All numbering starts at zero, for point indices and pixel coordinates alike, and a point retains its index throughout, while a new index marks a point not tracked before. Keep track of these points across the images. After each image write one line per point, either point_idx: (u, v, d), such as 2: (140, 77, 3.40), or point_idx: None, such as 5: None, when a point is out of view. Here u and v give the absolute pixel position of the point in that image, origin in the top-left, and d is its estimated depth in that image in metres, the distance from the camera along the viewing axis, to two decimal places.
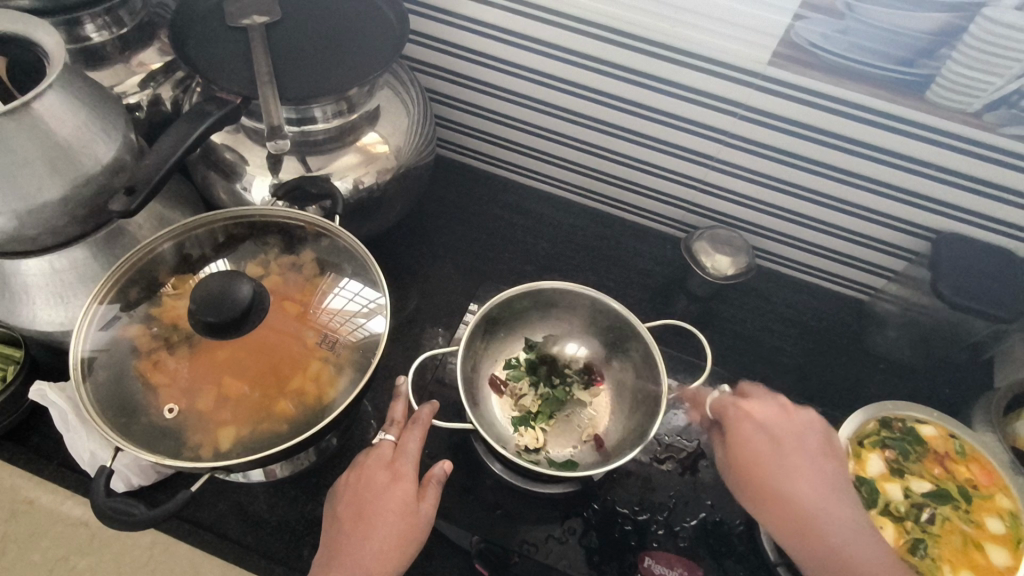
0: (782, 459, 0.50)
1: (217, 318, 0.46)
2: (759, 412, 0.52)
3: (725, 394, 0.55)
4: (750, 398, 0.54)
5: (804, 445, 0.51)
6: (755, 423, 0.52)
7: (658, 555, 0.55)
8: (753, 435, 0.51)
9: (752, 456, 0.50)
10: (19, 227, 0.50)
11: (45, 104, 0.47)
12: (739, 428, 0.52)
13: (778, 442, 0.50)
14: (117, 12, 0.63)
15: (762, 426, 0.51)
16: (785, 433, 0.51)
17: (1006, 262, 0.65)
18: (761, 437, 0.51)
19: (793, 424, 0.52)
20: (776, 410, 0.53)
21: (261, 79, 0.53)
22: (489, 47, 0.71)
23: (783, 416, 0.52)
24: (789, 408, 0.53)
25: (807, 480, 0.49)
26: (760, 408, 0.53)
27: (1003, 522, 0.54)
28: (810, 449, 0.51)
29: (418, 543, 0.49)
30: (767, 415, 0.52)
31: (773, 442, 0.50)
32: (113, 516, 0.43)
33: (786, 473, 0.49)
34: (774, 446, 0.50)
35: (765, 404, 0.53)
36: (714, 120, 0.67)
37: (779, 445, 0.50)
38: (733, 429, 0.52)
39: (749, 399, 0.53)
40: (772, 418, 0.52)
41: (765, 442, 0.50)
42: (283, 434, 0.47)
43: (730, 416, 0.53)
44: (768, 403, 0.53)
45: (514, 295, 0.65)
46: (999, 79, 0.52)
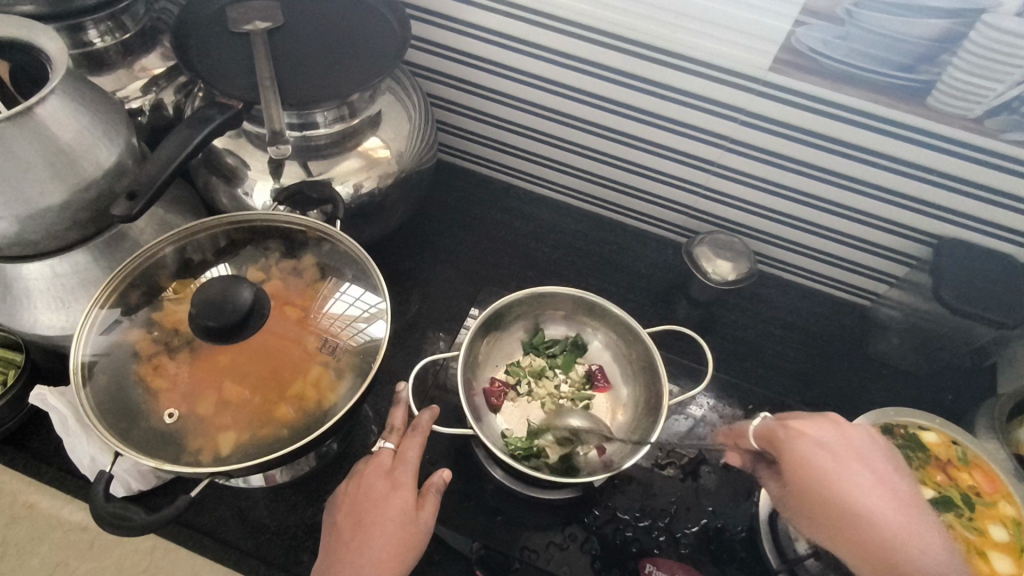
0: (846, 472, 0.46)
1: (218, 323, 0.46)
2: (814, 430, 0.49)
3: (770, 420, 0.53)
4: (800, 419, 0.51)
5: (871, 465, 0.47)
6: (813, 441, 0.48)
7: (660, 562, 0.55)
8: (809, 450, 0.48)
9: (812, 472, 0.47)
10: (22, 231, 0.50)
11: (48, 108, 0.48)
12: (787, 444, 0.50)
13: (840, 457, 0.47)
14: (120, 18, 0.63)
15: (817, 441, 0.48)
16: (846, 449, 0.48)
17: (1008, 268, 0.65)
18: (821, 453, 0.48)
19: (851, 445, 0.48)
20: (833, 428, 0.50)
21: (262, 84, 0.53)
22: (490, 53, 0.71)
23: (836, 431, 0.49)
24: (840, 424, 0.50)
25: (884, 500, 0.45)
26: (810, 422, 0.50)
27: (1007, 530, 0.53)
28: (876, 468, 0.47)
29: (418, 550, 0.49)
30: (823, 431, 0.49)
31: (837, 459, 0.47)
32: (111, 520, 0.43)
33: (863, 491, 0.45)
34: (837, 464, 0.47)
35: (816, 422, 0.50)
36: (716, 125, 0.67)
37: (841, 460, 0.47)
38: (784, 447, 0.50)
39: (801, 420, 0.51)
40: (829, 433, 0.49)
41: (827, 456, 0.47)
42: (283, 440, 0.47)
43: (782, 435, 0.50)
44: (818, 421, 0.50)
45: (514, 301, 0.65)
46: (1000, 85, 0.52)
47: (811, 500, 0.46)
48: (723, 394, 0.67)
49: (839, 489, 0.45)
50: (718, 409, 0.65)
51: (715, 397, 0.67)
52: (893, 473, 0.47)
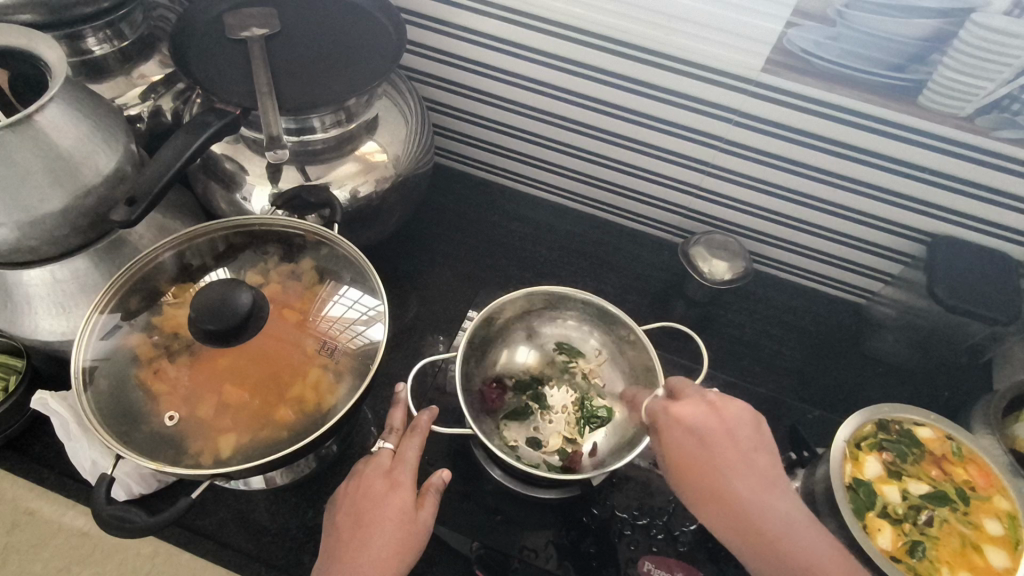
0: (721, 461, 0.46)
1: (218, 326, 0.46)
2: (688, 415, 0.49)
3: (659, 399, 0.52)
4: (680, 402, 0.50)
5: (736, 443, 0.47)
6: (687, 431, 0.48)
7: (658, 560, 0.55)
8: (682, 441, 0.48)
9: (689, 465, 0.47)
10: (22, 237, 0.50)
11: (48, 115, 0.48)
12: (670, 434, 0.49)
13: (711, 443, 0.47)
14: (119, 26, 0.64)
15: (692, 430, 0.48)
16: (716, 434, 0.47)
17: (1001, 265, 0.65)
18: (690, 441, 0.48)
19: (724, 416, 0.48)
20: (704, 409, 0.49)
21: (262, 90, 0.54)
22: (486, 57, 0.71)
23: (709, 414, 0.48)
24: (712, 404, 0.49)
25: (746, 483, 0.46)
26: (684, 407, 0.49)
27: (1002, 524, 0.54)
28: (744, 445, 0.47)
29: (417, 549, 0.50)
30: (695, 418, 0.48)
31: (705, 446, 0.47)
32: (114, 523, 0.43)
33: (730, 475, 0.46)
34: (705, 450, 0.47)
35: (691, 405, 0.50)
36: (710, 126, 0.68)
37: (714, 450, 0.47)
38: (667, 438, 0.49)
39: (677, 404, 0.50)
40: (699, 416, 0.48)
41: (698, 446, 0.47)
42: (281, 442, 0.48)
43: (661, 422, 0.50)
44: (692, 402, 0.50)
45: (512, 301, 0.65)
46: (990, 83, 0.53)
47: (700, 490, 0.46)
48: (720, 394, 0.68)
49: (714, 479, 0.46)
50: None
51: None
52: (757, 447, 0.48)
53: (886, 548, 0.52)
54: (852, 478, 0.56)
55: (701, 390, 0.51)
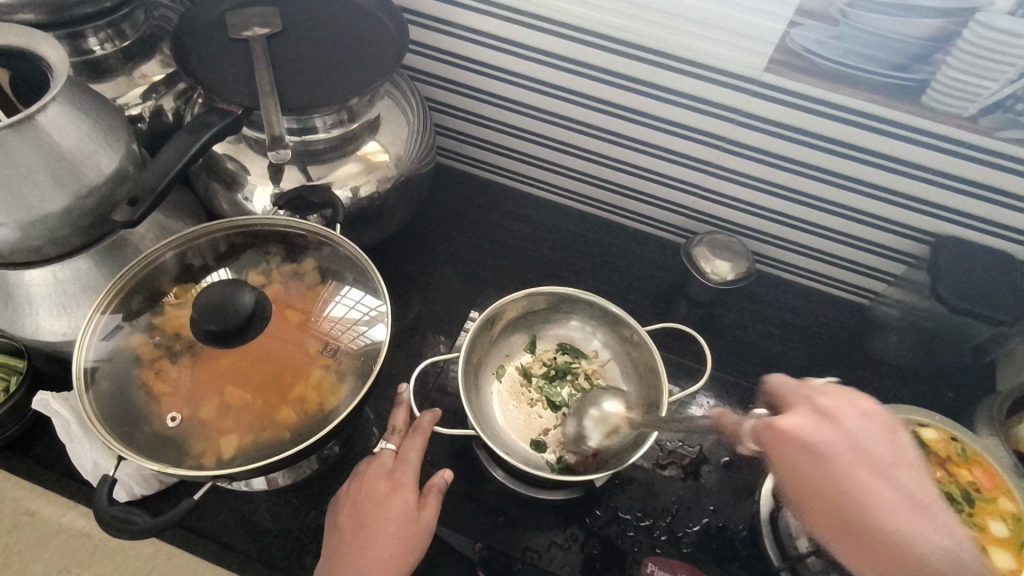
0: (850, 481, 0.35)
1: (220, 327, 0.46)
2: (797, 427, 0.38)
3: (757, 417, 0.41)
4: (785, 414, 0.39)
5: (869, 459, 0.36)
6: (803, 449, 0.37)
7: (661, 561, 0.55)
8: (802, 463, 0.37)
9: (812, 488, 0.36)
10: (24, 237, 0.50)
11: (50, 115, 0.48)
12: (782, 453, 0.38)
13: (835, 461, 0.36)
14: (120, 26, 0.64)
15: (808, 445, 0.37)
16: (844, 452, 0.36)
17: (1005, 266, 0.65)
18: (809, 459, 0.36)
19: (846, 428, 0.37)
20: (827, 423, 0.37)
21: (263, 91, 0.54)
22: (487, 57, 0.71)
23: (827, 426, 0.37)
24: (829, 412, 0.38)
25: (887, 501, 0.35)
26: (796, 418, 0.38)
27: (1007, 525, 0.53)
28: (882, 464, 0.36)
29: (418, 550, 0.50)
30: (810, 430, 0.37)
31: (828, 465, 0.36)
32: (114, 524, 0.43)
33: (865, 495, 0.35)
34: (825, 466, 0.36)
35: (799, 415, 0.38)
36: (712, 126, 0.67)
37: (838, 466, 0.36)
38: (778, 457, 0.38)
39: (784, 416, 0.38)
40: (818, 430, 0.37)
41: (816, 461, 0.36)
42: (284, 443, 0.47)
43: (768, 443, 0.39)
44: (803, 413, 0.39)
45: (515, 301, 0.65)
46: (995, 83, 0.53)
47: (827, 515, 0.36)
48: (723, 394, 0.68)
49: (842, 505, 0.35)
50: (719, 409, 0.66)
51: (715, 396, 0.68)
52: (897, 460, 0.36)
53: None
54: None
55: (813, 395, 0.40)
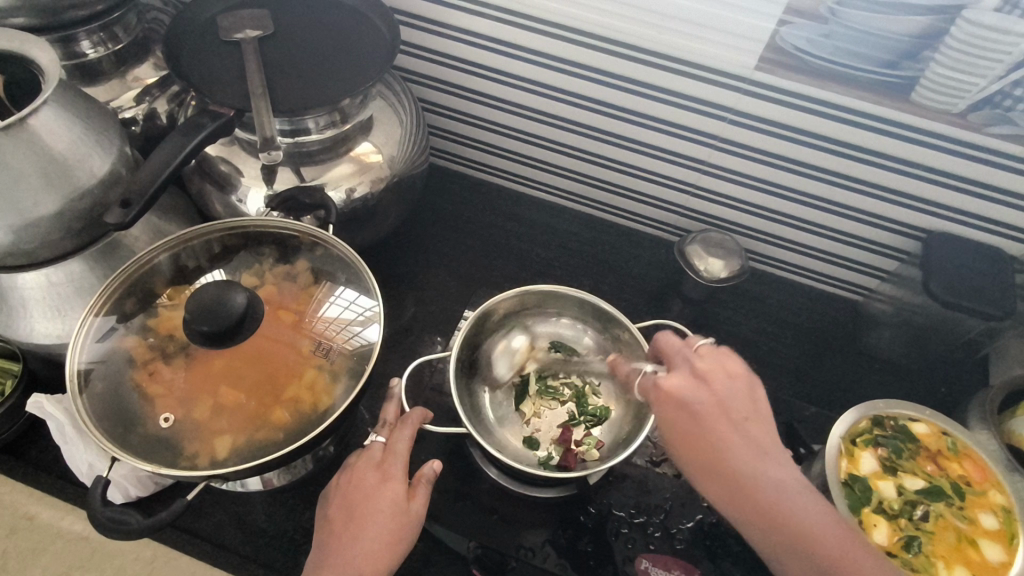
0: (718, 433, 0.45)
1: (213, 327, 0.46)
2: (678, 387, 0.47)
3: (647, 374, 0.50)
4: (667, 372, 0.48)
5: (730, 413, 0.46)
6: (678, 403, 0.46)
7: (655, 558, 0.55)
8: (677, 415, 0.46)
9: (685, 438, 0.45)
10: (17, 241, 0.50)
11: (41, 119, 0.48)
12: (665, 408, 0.47)
13: (704, 418, 0.45)
14: (113, 29, 0.64)
15: (685, 403, 0.46)
16: (707, 406, 0.46)
17: (996, 261, 0.66)
18: (683, 415, 0.46)
19: (715, 389, 0.47)
20: (697, 382, 0.47)
21: (254, 92, 0.54)
22: (479, 57, 0.71)
23: (699, 385, 0.47)
24: (700, 373, 0.47)
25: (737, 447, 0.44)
26: (677, 381, 0.47)
27: (997, 518, 0.54)
28: (738, 414, 0.46)
29: (409, 541, 0.50)
30: (686, 387, 0.47)
31: (700, 421, 0.45)
32: (108, 525, 0.43)
33: (728, 447, 0.44)
34: (695, 421, 0.45)
35: (680, 376, 0.48)
36: (703, 124, 0.68)
37: (708, 421, 0.45)
38: (662, 411, 0.47)
39: (666, 377, 0.48)
40: (692, 391, 0.46)
41: (692, 419, 0.46)
42: (278, 443, 0.48)
43: (654, 397, 0.48)
44: (682, 372, 0.48)
45: (506, 300, 0.65)
46: (983, 80, 0.53)
47: (691, 455, 0.45)
48: None
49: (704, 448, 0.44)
50: None
51: None
52: (750, 411, 0.46)
53: (882, 543, 0.52)
54: (847, 475, 0.56)
55: (691, 354, 0.49)
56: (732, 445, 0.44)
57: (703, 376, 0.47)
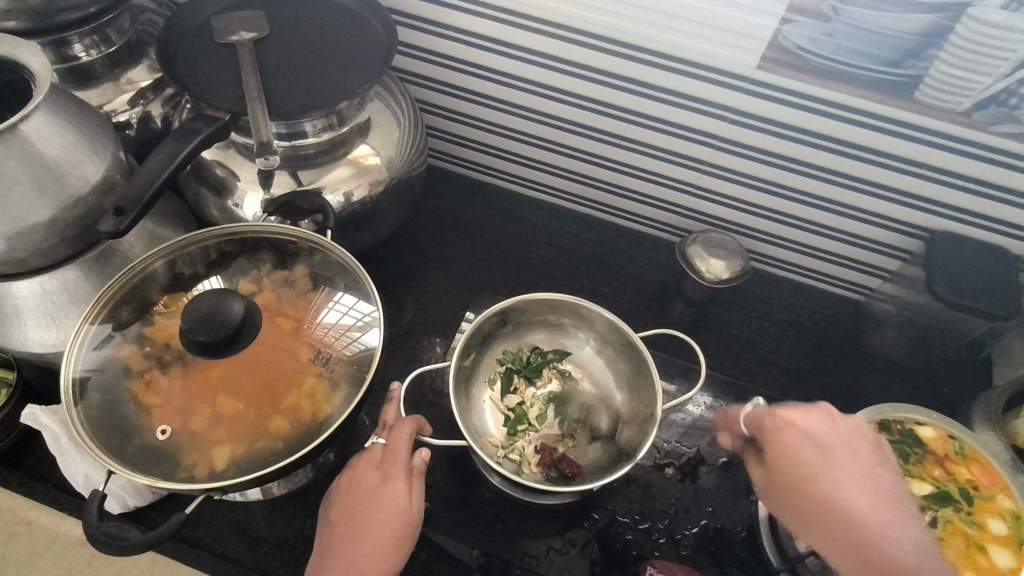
0: (837, 470, 0.45)
1: (209, 337, 0.45)
2: (803, 421, 0.48)
3: (763, 407, 0.52)
4: (790, 407, 0.50)
5: (857, 457, 0.46)
6: (799, 431, 0.47)
7: (660, 565, 0.54)
8: (798, 444, 0.47)
9: (801, 468, 0.45)
10: (10, 249, 0.50)
11: (33, 125, 0.47)
12: (785, 437, 0.48)
13: (829, 453, 0.46)
14: (105, 31, 0.63)
15: (808, 437, 0.47)
16: (836, 440, 0.47)
17: (1001, 260, 0.65)
18: (806, 446, 0.47)
19: (839, 430, 0.48)
20: (824, 418, 0.48)
21: (250, 95, 0.53)
22: (478, 57, 0.70)
23: (830, 425, 0.48)
24: (834, 417, 0.49)
25: (863, 493, 0.44)
26: (804, 416, 0.48)
27: (1005, 523, 0.53)
28: (862, 461, 0.46)
29: (411, 540, 0.50)
30: (812, 423, 0.48)
31: (822, 451, 0.46)
32: (105, 540, 0.42)
33: (846, 485, 0.44)
34: (820, 455, 0.46)
35: (809, 414, 0.49)
36: (705, 125, 0.67)
37: (831, 456, 0.45)
38: (778, 440, 0.48)
39: (791, 409, 0.49)
40: (817, 426, 0.48)
41: (814, 451, 0.46)
42: (278, 453, 0.47)
43: (771, 425, 0.49)
44: (811, 411, 0.49)
45: (507, 308, 0.64)
46: (987, 78, 0.52)
47: (801, 492, 0.45)
48: (720, 393, 0.68)
49: (827, 486, 0.44)
50: (718, 407, 0.66)
51: (715, 396, 0.67)
52: (875, 462, 0.47)
53: None
54: None
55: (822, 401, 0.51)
56: (853, 486, 0.44)
57: (835, 421, 0.49)
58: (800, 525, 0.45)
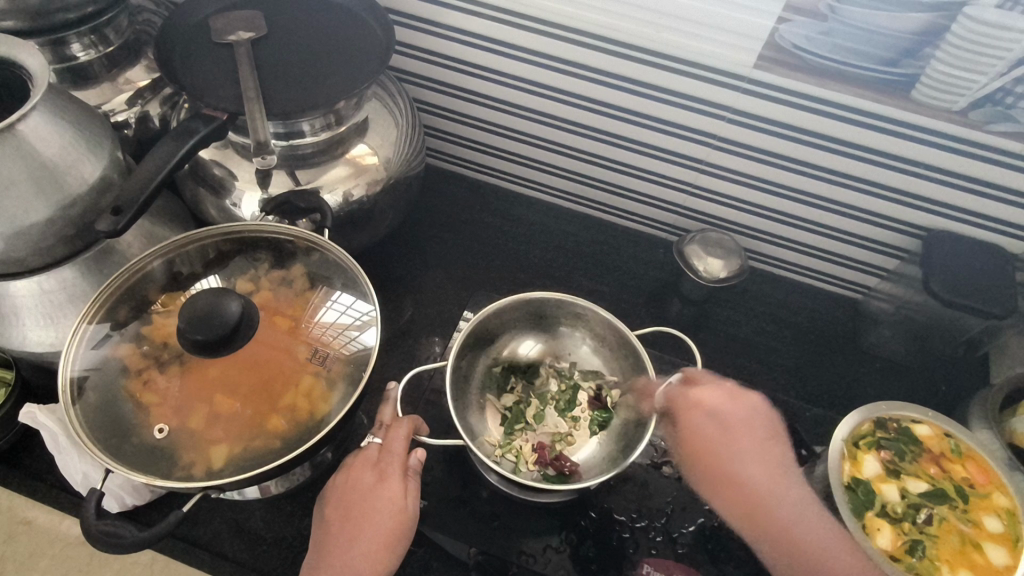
0: (732, 444, 0.51)
1: (207, 336, 0.45)
2: (707, 400, 0.54)
3: (675, 384, 0.57)
4: (698, 386, 0.55)
5: (752, 430, 0.53)
6: (705, 412, 0.53)
7: (657, 563, 0.55)
8: (701, 422, 0.53)
9: (701, 444, 0.52)
10: (8, 248, 0.50)
11: (31, 124, 0.48)
12: (691, 416, 0.54)
13: (728, 429, 0.52)
14: (104, 31, 0.63)
15: (711, 414, 0.53)
16: (734, 418, 0.53)
17: (998, 259, 0.65)
18: (709, 424, 0.53)
19: (740, 407, 0.54)
20: (726, 396, 0.54)
21: (246, 95, 0.53)
22: (475, 57, 0.71)
23: (731, 402, 0.54)
24: (734, 393, 0.55)
25: (755, 463, 0.50)
26: (709, 395, 0.54)
27: (1001, 520, 0.53)
28: (757, 434, 0.52)
29: (407, 539, 0.50)
30: (715, 401, 0.54)
31: (722, 428, 0.52)
32: (102, 539, 0.42)
33: (739, 457, 0.51)
34: (720, 432, 0.52)
35: (712, 392, 0.55)
36: (702, 124, 0.67)
37: (728, 432, 0.52)
38: (686, 419, 0.54)
39: (697, 388, 0.55)
40: (720, 404, 0.54)
41: (716, 428, 0.52)
42: (275, 451, 0.47)
43: (679, 404, 0.55)
44: (714, 388, 0.55)
45: (503, 307, 0.64)
46: (983, 77, 0.53)
47: (701, 464, 0.52)
48: None
49: (724, 459, 0.51)
50: None
51: None
52: (769, 433, 0.53)
53: (886, 547, 0.52)
54: (850, 478, 0.56)
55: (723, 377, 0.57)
56: (746, 457, 0.51)
57: (737, 398, 0.54)
58: (703, 491, 0.51)
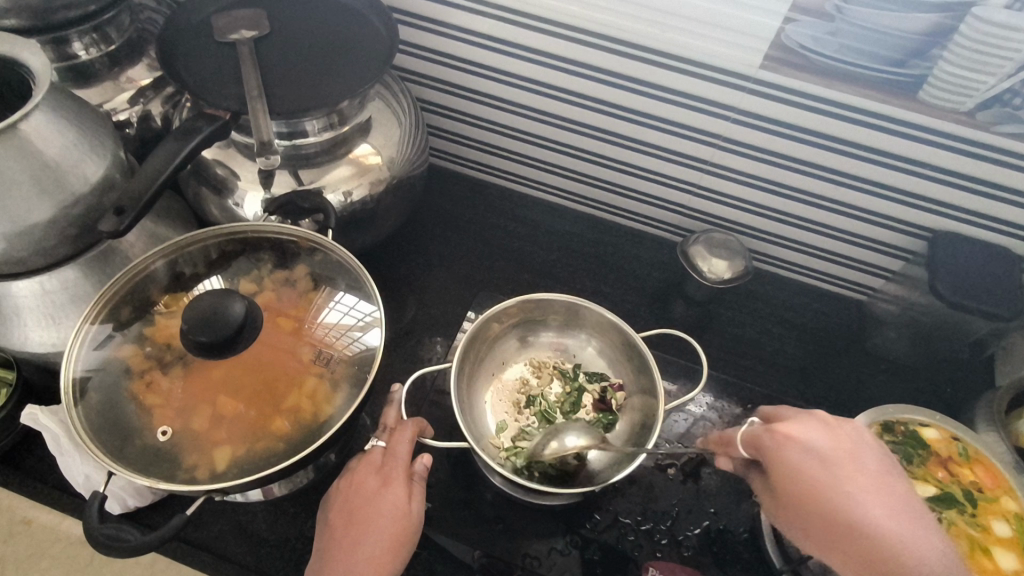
0: (846, 486, 0.43)
1: (210, 338, 0.45)
2: (802, 433, 0.46)
3: (755, 425, 0.51)
4: (787, 420, 0.48)
5: (863, 465, 0.44)
6: (802, 447, 0.46)
7: (663, 566, 0.54)
8: (798, 458, 0.45)
9: (804, 485, 0.44)
10: (9, 249, 0.49)
11: (33, 124, 0.47)
12: (784, 451, 0.46)
13: (833, 466, 0.44)
14: (105, 29, 0.63)
15: (809, 449, 0.45)
16: (839, 452, 0.45)
17: (1004, 261, 0.65)
18: (809, 461, 0.45)
19: (841, 440, 0.46)
20: (821, 427, 0.47)
21: (250, 94, 0.53)
22: (479, 56, 0.70)
23: (829, 433, 0.46)
24: (830, 423, 0.47)
25: (880, 507, 0.42)
26: (800, 426, 0.47)
27: (1010, 525, 0.53)
28: (871, 470, 0.44)
29: (411, 543, 0.50)
30: (810, 433, 0.46)
31: (828, 466, 0.44)
32: (104, 542, 0.42)
33: (856, 499, 0.42)
34: (827, 470, 0.44)
35: (806, 424, 0.47)
36: (707, 124, 0.67)
37: (836, 468, 0.44)
38: (778, 455, 0.46)
39: (786, 422, 0.48)
40: (816, 435, 0.46)
41: (818, 464, 0.44)
42: (279, 453, 0.47)
43: (769, 441, 0.47)
44: (805, 419, 0.48)
45: (506, 308, 0.64)
46: (991, 78, 0.52)
47: (811, 511, 0.43)
48: (722, 393, 0.68)
49: (837, 502, 0.42)
50: (718, 407, 0.66)
51: (714, 395, 0.67)
52: (885, 469, 0.45)
53: None
54: None
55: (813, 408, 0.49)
56: (865, 500, 0.42)
57: (835, 429, 0.47)
58: (820, 546, 0.42)
